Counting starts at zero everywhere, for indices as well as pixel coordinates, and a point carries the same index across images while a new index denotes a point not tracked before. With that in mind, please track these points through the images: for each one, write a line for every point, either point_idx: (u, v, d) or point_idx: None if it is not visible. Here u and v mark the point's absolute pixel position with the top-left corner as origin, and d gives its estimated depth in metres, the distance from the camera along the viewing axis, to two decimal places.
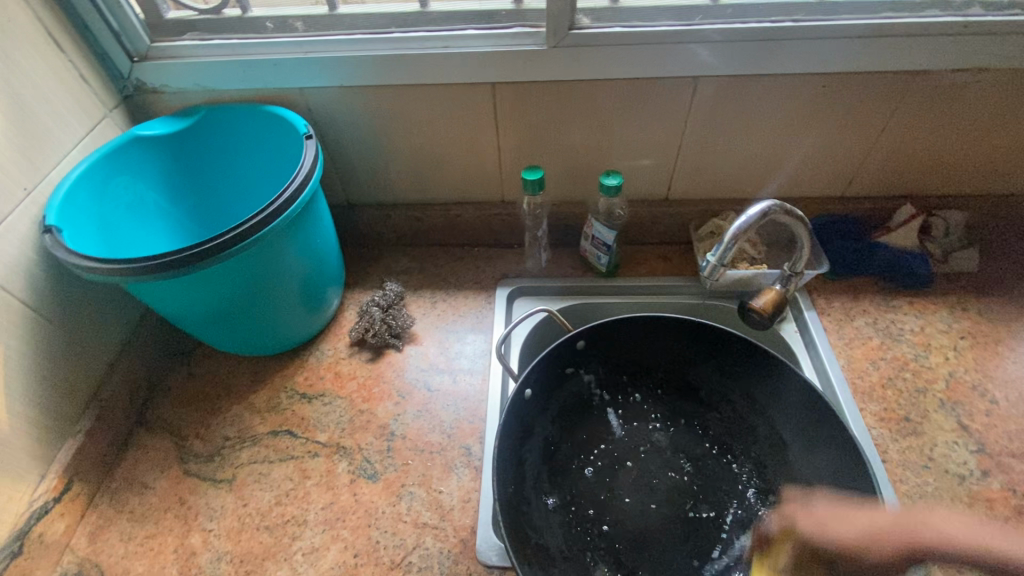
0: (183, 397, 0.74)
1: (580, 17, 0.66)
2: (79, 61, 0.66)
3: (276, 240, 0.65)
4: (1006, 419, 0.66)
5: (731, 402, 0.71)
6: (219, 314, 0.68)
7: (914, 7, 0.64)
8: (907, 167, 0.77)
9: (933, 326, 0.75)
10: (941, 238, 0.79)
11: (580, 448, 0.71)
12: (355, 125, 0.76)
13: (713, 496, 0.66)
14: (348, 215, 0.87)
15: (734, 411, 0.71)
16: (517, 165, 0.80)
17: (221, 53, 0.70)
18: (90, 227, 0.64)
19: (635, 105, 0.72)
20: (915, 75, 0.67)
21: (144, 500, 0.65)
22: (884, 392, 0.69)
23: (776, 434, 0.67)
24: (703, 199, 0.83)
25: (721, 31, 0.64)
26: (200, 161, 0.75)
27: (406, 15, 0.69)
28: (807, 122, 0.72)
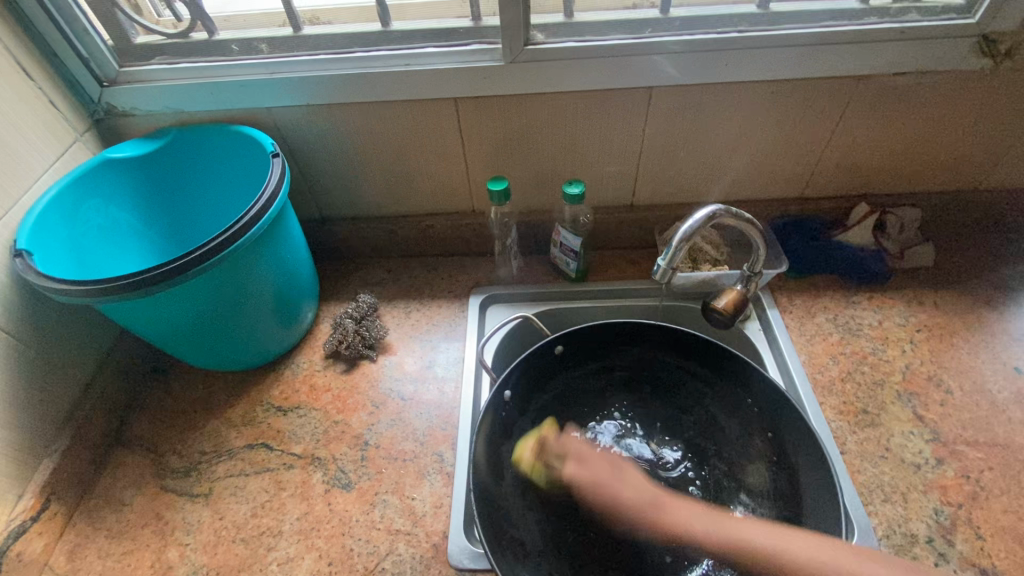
0: (161, 414, 0.75)
1: (534, 33, 0.69)
2: (49, 87, 0.68)
3: (246, 255, 0.66)
4: (960, 408, 0.68)
5: (705, 403, 0.72)
6: (193, 331, 0.69)
7: (854, 15, 0.67)
8: (861, 167, 0.79)
9: (891, 320, 0.77)
10: (896, 236, 0.81)
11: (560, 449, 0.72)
12: (324, 142, 0.78)
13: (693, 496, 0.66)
14: (322, 230, 0.89)
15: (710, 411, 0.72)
16: (484, 176, 0.82)
17: (188, 76, 0.72)
18: (62, 249, 0.65)
19: (594, 115, 0.74)
20: (860, 79, 0.69)
21: (122, 518, 0.66)
22: (843, 386, 0.71)
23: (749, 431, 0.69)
24: (667, 203, 0.85)
25: (679, 41, 0.67)
26: (172, 181, 0.77)
27: (369, 35, 0.71)
28: (761, 126, 0.75)
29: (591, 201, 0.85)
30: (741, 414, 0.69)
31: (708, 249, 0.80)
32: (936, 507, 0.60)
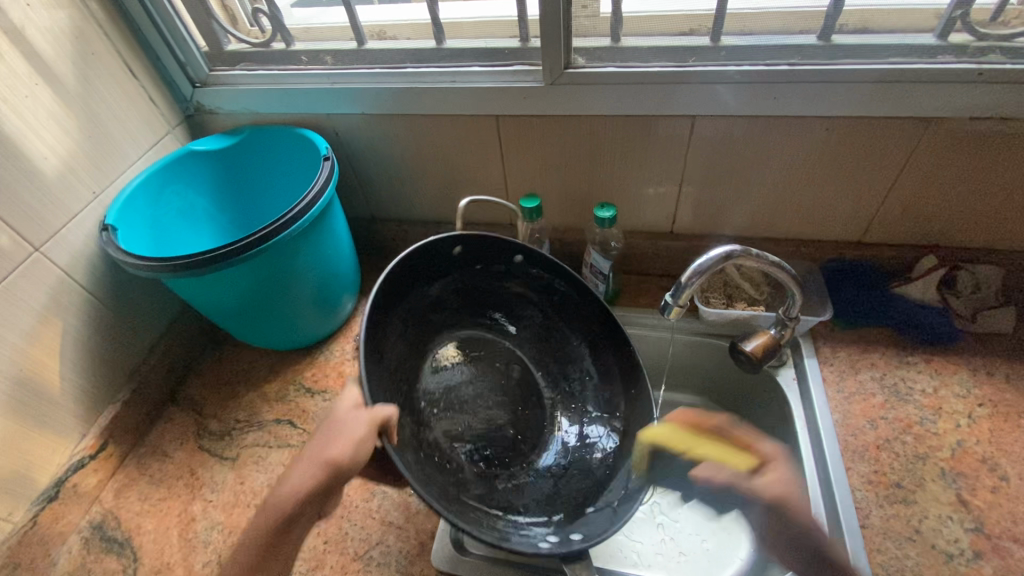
0: (210, 381, 0.84)
1: (575, 56, 0.69)
2: (150, 86, 0.78)
3: (289, 248, 0.72)
4: (1015, 499, 0.60)
5: (586, 383, 0.71)
6: (240, 313, 0.76)
7: (927, 51, 0.61)
8: (931, 215, 0.72)
9: (949, 389, 0.69)
10: (970, 295, 0.73)
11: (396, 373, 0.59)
12: (375, 148, 0.84)
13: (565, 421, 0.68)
14: (371, 228, 0.95)
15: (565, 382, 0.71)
16: (521, 191, 0.84)
17: (264, 82, 0.80)
18: (143, 228, 0.75)
19: (632, 142, 0.73)
20: (930, 121, 0.63)
21: (164, 468, 0.75)
22: (877, 454, 0.65)
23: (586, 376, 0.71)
24: (708, 235, 0.82)
25: (748, 71, 0.64)
26: (243, 174, 0.85)
27: (422, 51, 0.75)
28: (814, 165, 0.70)
29: (625, 224, 0.84)
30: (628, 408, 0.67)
31: (746, 286, 0.77)
32: None
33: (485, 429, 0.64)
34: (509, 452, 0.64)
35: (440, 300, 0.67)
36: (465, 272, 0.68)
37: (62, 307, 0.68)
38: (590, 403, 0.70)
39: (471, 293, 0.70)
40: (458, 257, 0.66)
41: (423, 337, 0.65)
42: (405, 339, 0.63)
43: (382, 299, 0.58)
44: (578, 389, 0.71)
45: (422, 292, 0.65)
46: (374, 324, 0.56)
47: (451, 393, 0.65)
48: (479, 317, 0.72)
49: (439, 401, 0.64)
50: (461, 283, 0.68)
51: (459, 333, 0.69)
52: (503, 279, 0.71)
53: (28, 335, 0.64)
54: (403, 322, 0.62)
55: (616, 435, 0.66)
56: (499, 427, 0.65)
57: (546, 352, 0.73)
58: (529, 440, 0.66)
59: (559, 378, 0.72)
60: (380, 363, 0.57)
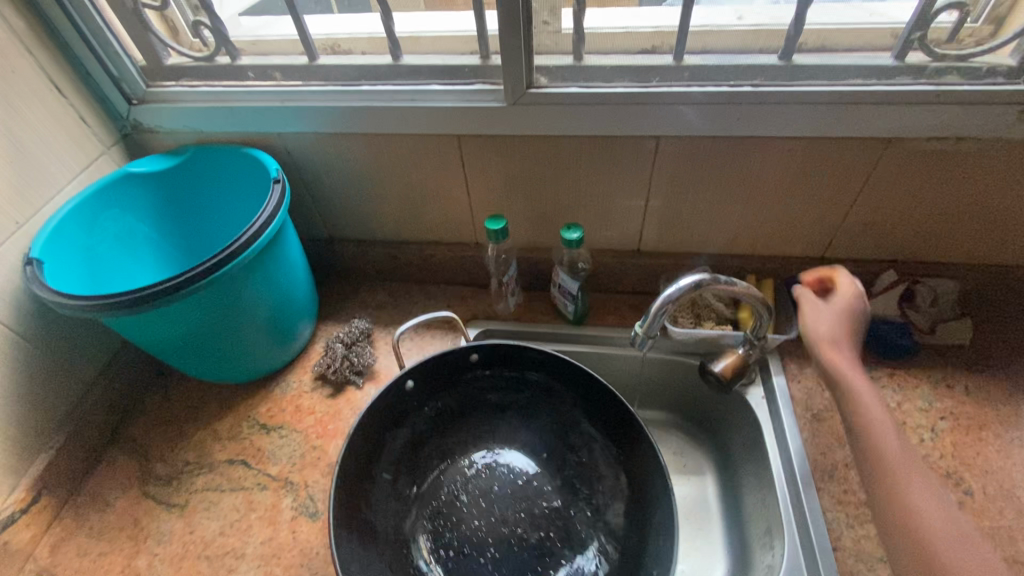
0: (155, 419, 0.79)
1: (538, 75, 0.67)
2: (81, 104, 0.73)
3: (237, 279, 0.67)
4: (980, 514, 0.61)
5: (592, 447, 0.70)
6: (186, 348, 0.71)
7: (885, 73, 0.62)
8: (891, 231, 0.73)
9: (912, 403, 0.70)
10: (927, 308, 0.74)
11: (414, 504, 0.68)
12: (331, 168, 0.79)
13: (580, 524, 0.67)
14: (329, 250, 0.91)
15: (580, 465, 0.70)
16: (486, 211, 0.81)
17: (209, 100, 0.75)
18: (75, 259, 0.69)
19: (598, 162, 0.71)
20: (888, 142, 0.64)
21: (103, 519, 0.69)
22: (846, 472, 0.65)
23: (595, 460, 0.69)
24: (676, 253, 0.81)
25: (712, 92, 0.63)
26: (187, 196, 0.80)
27: (378, 68, 0.72)
28: (777, 185, 0.70)
29: (593, 243, 0.82)
30: (633, 460, 0.65)
31: (715, 306, 0.77)
32: None
33: (512, 543, 0.65)
34: (529, 562, 0.64)
35: (415, 441, 0.70)
36: (433, 399, 0.71)
37: None
38: (603, 466, 0.69)
39: (453, 407, 0.73)
40: (417, 393, 0.70)
41: (408, 484, 0.68)
42: (393, 494, 0.67)
43: (350, 467, 0.61)
44: (588, 457, 0.70)
45: (388, 443, 0.67)
46: (345, 512, 0.58)
47: (461, 524, 0.66)
48: (465, 433, 0.74)
49: (455, 539, 0.65)
50: (430, 413, 0.71)
51: (451, 461, 0.72)
52: (471, 394, 0.73)
53: None
54: (382, 475, 0.66)
55: (608, 558, 0.63)
56: (522, 535, 0.66)
57: (545, 431, 0.73)
58: (561, 535, 0.66)
59: (565, 456, 0.72)
60: (364, 542, 0.60)
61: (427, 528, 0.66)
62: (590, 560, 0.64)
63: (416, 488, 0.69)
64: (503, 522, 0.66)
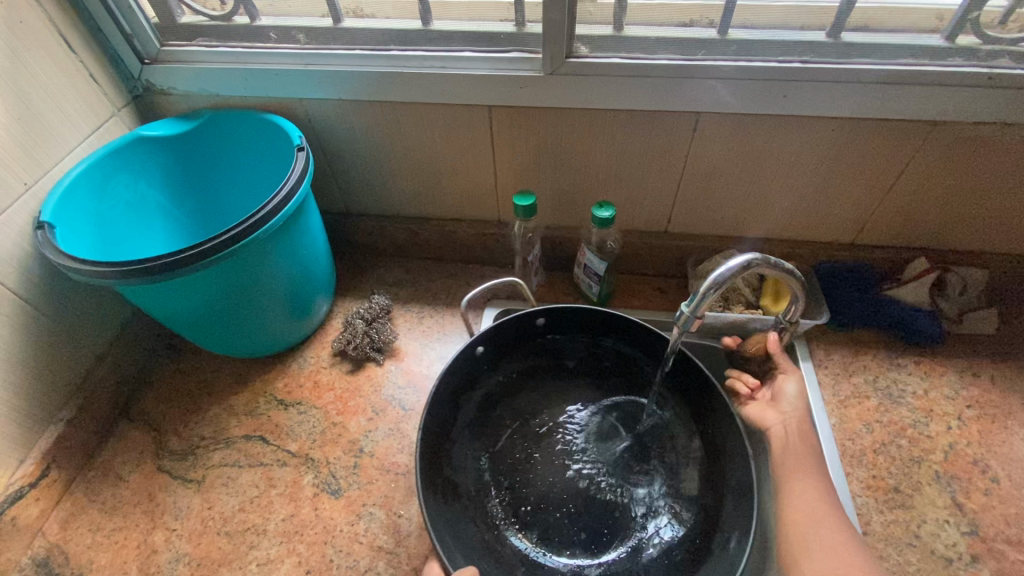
0: (167, 393, 0.76)
1: (578, 45, 0.64)
2: (91, 61, 0.69)
3: (260, 250, 0.65)
4: (1006, 501, 0.61)
5: (663, 408, 0.68)
6: (204, 319, 0.69)
7: (936, 53, 0.60)
8: (925, 218, 0.72)
9: (939, 391, 0.70)
10: (956, 297, 0.74)
11: (486, 462, 0.65)
12: (353, 137, 0.77)
13: (654, 485, 0.64)
14: (346, 223, 0.88)
15: (655, 428, 0.68)
16: (512, 187, 0.79)
17: (227, 61, 0.72)
18: (86, 224, 0.66)
19: (632, 139, 0.69)
20: (934, 125, 0.62)
21: (117, 494, 0.67)
22: (874, 458, 0.65)
23: (667, 422, 0.68)
24: (703, 235, 0.80)
25: (759, 68, 0.61)
26: (201, 163, 0.77)
27: (408, 32, 0.69)
28: (816, 166, 0.69)
29: (620, 223, 0.80)
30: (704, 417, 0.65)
31: (744, 289, 0.75)
32: None
33: (589, 497, 0.63)
34: (607, 519, 0.62)
35: (486, 403, 0.69)
36: (502, 367, 0.71)
37: None
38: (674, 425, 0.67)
39: (525, 369, 0.72)
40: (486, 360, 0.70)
41: (477, 442, 0.67)
42: (465, 453, 0.65)
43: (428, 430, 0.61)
44: (661, 422, 0.68)
45: (460, 408, 0.67)
46: (429, 462, 0.60)
47: (536, 481, 0.64)
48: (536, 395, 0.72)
49: (531, 495, 0.63)
50: (504, 379, 0.71)
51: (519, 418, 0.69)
52: (545, 355, 0.73)
53: None
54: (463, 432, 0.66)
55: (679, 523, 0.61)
56: (598, 490, 0.64)
57: (615, 393, 0.71)
58: (639, 494, 0.63)
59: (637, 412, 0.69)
60: (446, 495, 0.60)
61: (503, 484, 0.64)
62: (667, 521, 0.61)
63: (487, 448, 0.66)
64: (578, 477, 0.65)
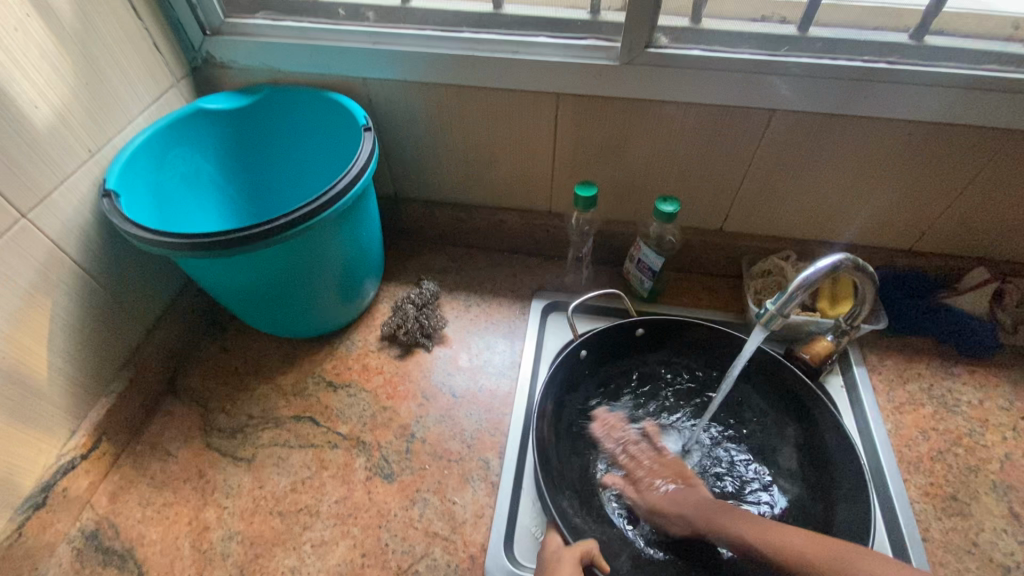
0: (214, 370, 0.76)
1: (658, 35, 0.64)
2: (155, 30, 0.68)
3: (325, 229, 0.64)
4: None
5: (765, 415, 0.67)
6: (261, 297, 0.68)
7: (1022, 61, 0.59)
8: (988, 227, 0.72)
9: (994, 401, 0.70)
10: (1014, 308, 0.73)
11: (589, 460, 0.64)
12: (413, 121, 0.76)
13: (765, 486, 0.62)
14: (394, 208, 0.87)
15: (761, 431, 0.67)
16: (570, 178, 0.78)
17: (292, 36, 0.70)
18: (145, 194, 0.65)
19: (702, 134, 0.68)
20: (1012, 134, 0.62)
21: (166, 469, 0.67)
22: (931, 465, 0.65)
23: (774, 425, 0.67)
24: (759, 235, 0.79)
25: (841, 67, 0.60)
26: (257, 138, 0.76)
27: (480, 16, 0.68)
28: (886, 170, 0.68)
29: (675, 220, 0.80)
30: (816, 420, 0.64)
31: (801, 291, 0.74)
32: None
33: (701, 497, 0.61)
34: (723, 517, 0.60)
35: (588, 403, 0.69)
36: (604, 370, 0.71)
37: (52, 284, 0.58)
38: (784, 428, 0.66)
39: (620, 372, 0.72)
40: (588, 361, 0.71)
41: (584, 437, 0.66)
42: (570, 448, 0.65)
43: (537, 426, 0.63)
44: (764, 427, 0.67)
45: (565, 403, 0.68)
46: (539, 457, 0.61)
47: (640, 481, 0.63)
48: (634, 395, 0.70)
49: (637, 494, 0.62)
50: (600, 381, 0.71)
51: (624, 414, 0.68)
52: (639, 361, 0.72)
53: (10, 317, 0.54)
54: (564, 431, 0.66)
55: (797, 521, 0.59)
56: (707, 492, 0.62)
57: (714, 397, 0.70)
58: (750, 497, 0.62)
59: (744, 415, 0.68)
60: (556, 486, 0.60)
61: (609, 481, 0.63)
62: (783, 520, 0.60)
63: (593, 443, 0.65)
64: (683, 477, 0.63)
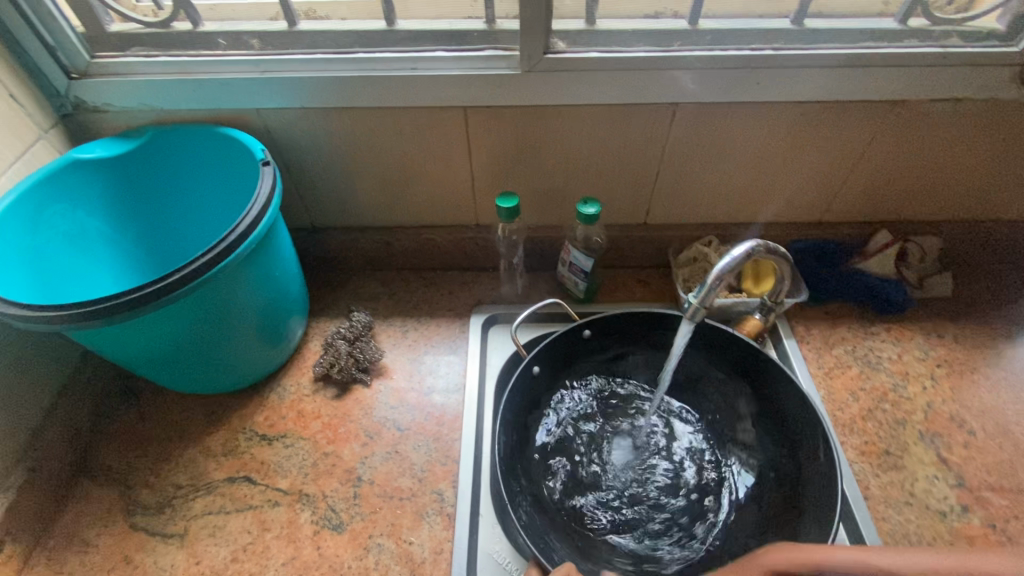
0: (132, 441, 0.69)
1: (554, 40, 0.63)
2: (9, 79, 0.61)
3: (231, 278, 0.60)
4: (984, 451, 0.65)
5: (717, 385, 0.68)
6: (171, 359, 0.62)
7: (892, 36, 0.63)
8: (885, 191, 0.76)
9: (911, 354, 0.74)
10: (916, 264, 0.80)
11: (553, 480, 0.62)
12: (318, 149, 0.72)
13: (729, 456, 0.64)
14: (313, 239, 0.83)
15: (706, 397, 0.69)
16: (491, 188, 0.76)
17: (170, 71, 0.65)
18: (21, 262, 0.59)
19: (612, 133, 0.69)
20: (894, 105, 0.66)
21: (86, 562, 0.60)
22: (864, 425, 0.68)
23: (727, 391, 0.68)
24: (681, 224, 0.81)
25: (729, 56, 0.62)
26: (147, 184, 0.70)
27: (372, 34, 0.65)
28: (787, 150, 0.71)
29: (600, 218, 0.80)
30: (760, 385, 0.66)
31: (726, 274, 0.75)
32: None
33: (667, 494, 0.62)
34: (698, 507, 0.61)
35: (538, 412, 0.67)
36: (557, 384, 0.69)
37: None
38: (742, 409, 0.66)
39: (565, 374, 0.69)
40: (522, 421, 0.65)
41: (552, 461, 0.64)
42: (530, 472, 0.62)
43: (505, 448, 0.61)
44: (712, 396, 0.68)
45: (542, 479, 0.62)
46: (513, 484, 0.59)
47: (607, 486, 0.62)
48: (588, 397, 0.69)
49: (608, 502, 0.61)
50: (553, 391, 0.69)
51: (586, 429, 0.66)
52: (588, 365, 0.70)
53: None
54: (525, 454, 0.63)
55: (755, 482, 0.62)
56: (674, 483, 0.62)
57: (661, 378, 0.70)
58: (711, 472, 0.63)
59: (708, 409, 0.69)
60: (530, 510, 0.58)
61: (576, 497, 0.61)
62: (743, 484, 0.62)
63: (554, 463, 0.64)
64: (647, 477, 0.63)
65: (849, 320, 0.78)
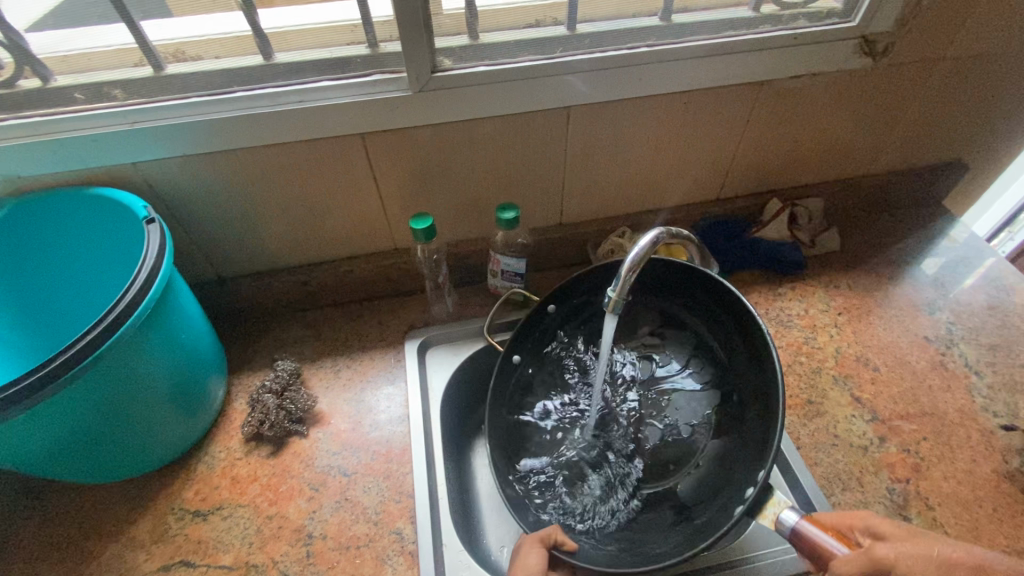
0: (39, 551, 0.61)
1: (440, 59, 0.63)
2: None
3: (129, 351, 0.54)
4: (888, 384, 0.72)
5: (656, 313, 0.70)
6: (74, 452, 0.56)
7: (749, 23, 0.69)
8: (769, 163, 0.83)
9: (816, 307, 0.81)
10: (806, 225, 0.86)
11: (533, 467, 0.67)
12: (210, 195, 0.67)
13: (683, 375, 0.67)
14: (222, 291, 0.78)
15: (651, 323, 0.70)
16: (403, 211, 0.75)
17: (23, 133, 0.59)
18: None
19: (513, 141, 0.70)
20: (761, 86, 0.72)
21: None
22: (786, 380, 0.73)
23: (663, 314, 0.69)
24: (595, 219, 0.83)
25: (609, 57, 0.64)
26: (15, 261, 0.63)
27: (250, 70, 0.62)
28: (678, 136, 0.75)
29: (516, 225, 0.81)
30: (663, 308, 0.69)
31: None
32: (889, 485, 0.63)
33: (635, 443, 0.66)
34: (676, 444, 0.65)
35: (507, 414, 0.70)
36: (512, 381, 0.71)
37: None
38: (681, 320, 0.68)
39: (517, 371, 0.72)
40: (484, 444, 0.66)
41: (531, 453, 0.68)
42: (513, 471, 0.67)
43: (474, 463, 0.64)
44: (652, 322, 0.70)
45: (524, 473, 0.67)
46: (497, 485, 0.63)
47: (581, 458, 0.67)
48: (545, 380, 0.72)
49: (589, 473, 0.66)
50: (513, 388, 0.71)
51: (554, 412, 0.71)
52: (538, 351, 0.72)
53: None
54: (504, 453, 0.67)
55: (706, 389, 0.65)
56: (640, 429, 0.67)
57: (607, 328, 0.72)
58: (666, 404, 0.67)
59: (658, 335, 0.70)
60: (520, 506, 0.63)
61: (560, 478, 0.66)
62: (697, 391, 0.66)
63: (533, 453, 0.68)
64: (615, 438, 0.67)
65: (759, 285, 0.84)
